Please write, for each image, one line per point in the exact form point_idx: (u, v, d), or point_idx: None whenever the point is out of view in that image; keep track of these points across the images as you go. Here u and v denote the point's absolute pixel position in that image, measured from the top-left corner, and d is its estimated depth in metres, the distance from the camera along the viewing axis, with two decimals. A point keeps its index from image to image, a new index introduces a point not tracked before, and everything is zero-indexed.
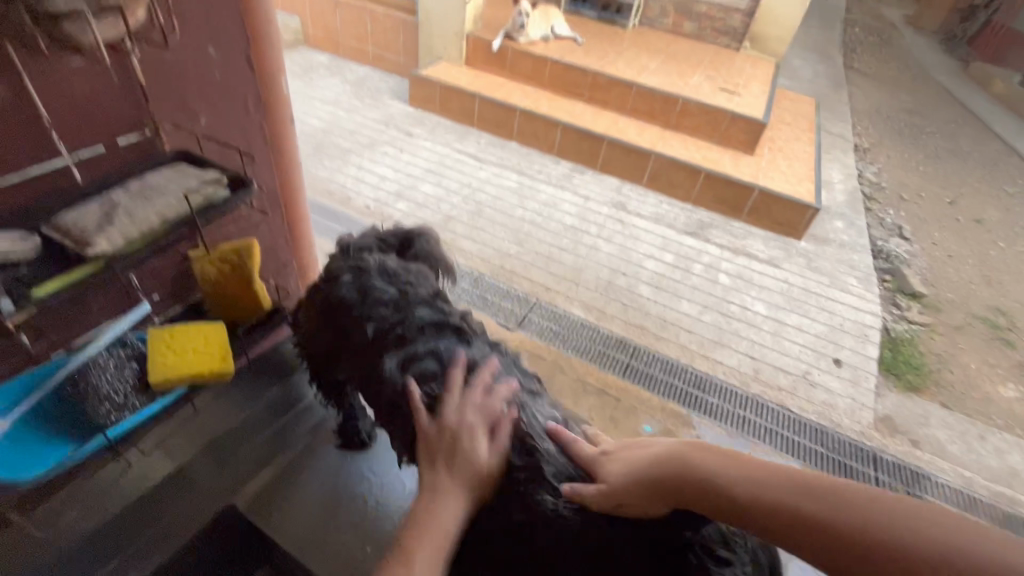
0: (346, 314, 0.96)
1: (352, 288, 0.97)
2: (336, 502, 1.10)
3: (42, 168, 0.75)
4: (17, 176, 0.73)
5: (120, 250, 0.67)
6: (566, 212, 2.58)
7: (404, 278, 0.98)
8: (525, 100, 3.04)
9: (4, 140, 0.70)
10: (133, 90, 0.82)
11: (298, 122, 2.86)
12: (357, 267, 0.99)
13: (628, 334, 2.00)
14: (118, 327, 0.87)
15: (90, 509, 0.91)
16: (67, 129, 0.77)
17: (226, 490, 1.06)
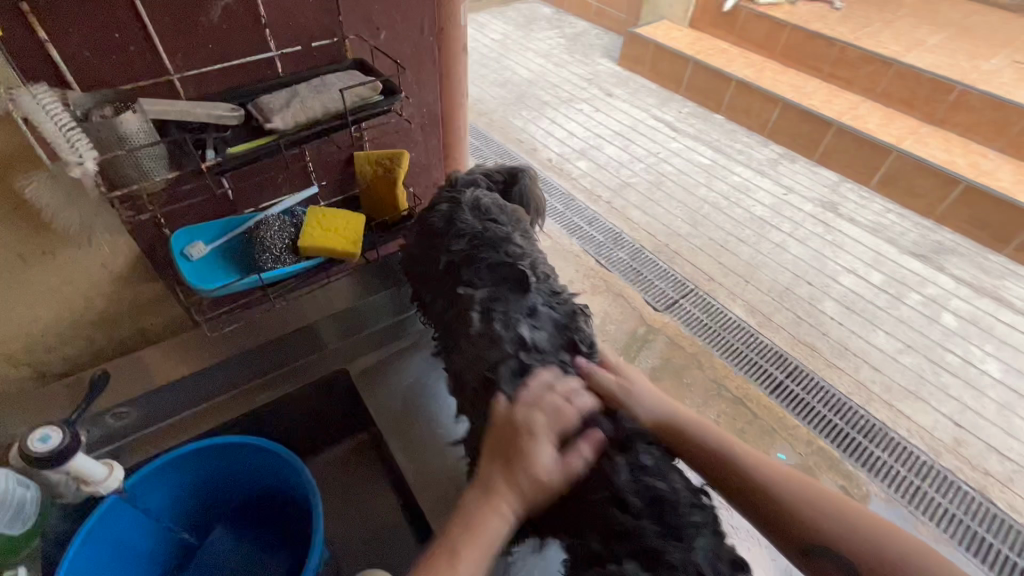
0: (430, 247, 0.77)
1: (438, 223, 0.77)
2: (419, 414, 0.89)
3: (247, 59, 0.66)
4: (220, 66, 0.64)
5: (287, 130, 0.55)
6: (758, 201, 2.23)
7: (496, 219, 0.76)
8: (747, 71, 2.68)
9: (213, 26, 0.61)
10: None
11: (508, 69, 2.88)
12: (451, 203, 0.78)
13: (794, 352, 1.67)
14: (290, 201, 0.72)
15: (244, 332, 0.81)
16: (277, 25, 0.65)
17: (342, 363, 0.91)
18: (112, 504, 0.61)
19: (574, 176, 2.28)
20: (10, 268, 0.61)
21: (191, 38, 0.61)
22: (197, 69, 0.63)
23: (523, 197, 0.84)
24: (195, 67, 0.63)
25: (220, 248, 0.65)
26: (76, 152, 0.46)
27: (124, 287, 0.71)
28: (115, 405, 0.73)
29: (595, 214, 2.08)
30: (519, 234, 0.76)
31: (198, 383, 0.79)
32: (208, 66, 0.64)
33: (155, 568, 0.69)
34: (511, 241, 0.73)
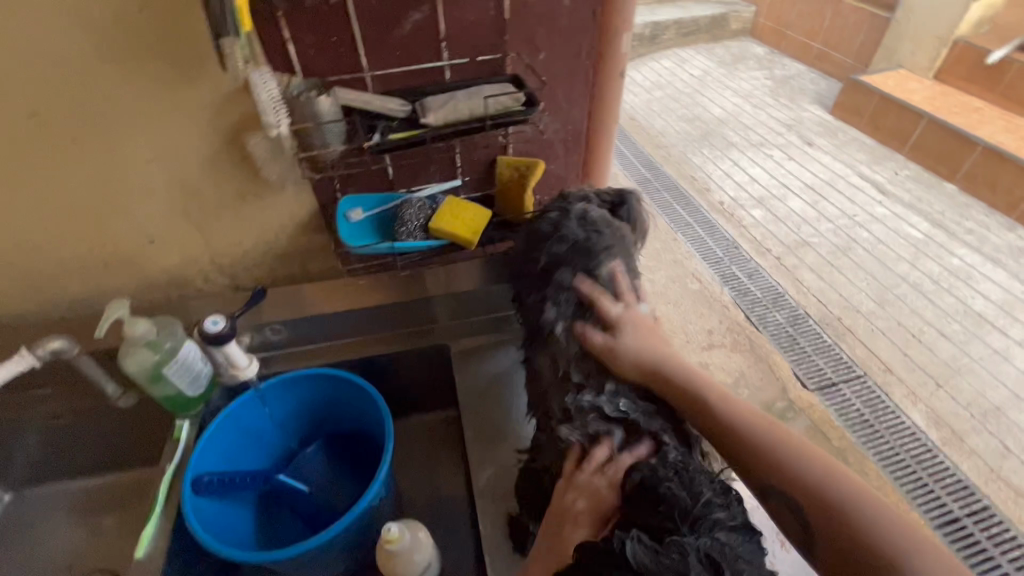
0: (533, 251, 0.78)
1: (549, 227, 0.76)
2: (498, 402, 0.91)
3: (417, 65, 0.69)
4: (390, 68, 0.68)
5: (435, 126, 0.64)
6: (983, 294, 1.77)
7: (600, 233, 0.75)
8: (1005, 138, 2.15)
9: (393, 34, 0.65)
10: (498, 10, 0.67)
11: (698, 104, 2.70)
12: (563, 208, 0.78)
13: (988, 490, 1.29)
14: (434, 187, 0.81)
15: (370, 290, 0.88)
16: (448, 38, 0.68)
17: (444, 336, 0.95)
18: (249, 396, 0.77)
19: (745, 223, 2.04)
20: (228, 194, 0.75)
21: (368, 42, 0.65)
22: (384, 70, 0.68)
23: (631, 215, 0.80)
24: (363, 67, 0.67)
25: (376, 215, 0.77)
26: (275, 117, 0.61)
27: (301, 235, 0.82)
28: (269, 321, 0.85)
29: (758, 267, 1.84)
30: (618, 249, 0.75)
31: (326, 325, 0.89)
32: (391, 68, 0.68)
33: (271, 458, 0.85)
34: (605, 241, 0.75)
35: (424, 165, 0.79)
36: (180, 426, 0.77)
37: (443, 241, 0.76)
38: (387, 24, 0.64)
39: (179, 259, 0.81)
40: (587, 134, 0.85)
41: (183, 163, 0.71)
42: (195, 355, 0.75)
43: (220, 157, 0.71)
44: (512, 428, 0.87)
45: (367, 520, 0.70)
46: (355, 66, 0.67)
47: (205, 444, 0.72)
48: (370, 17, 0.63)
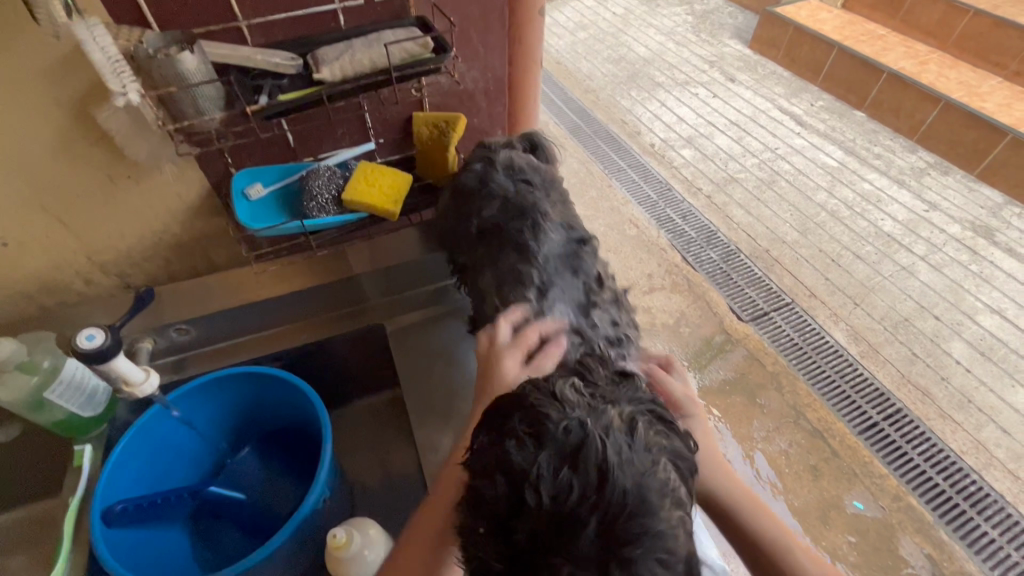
0: (464, 213, 0.74)
1: (475, 175, 0.73)
2: (447, 376, 0.86)
3: (304, 11, 0.59)
4: (270, 15, 0.58)
5: (335, 83, 0.55)
6: (891, 216, 1.88)
7: (529, 176, 0.74)
8: (906, 63, 2.25)
9: None
10: None
11: (623, 45, 2.64)
12: (487, 155, 0.75)
13: (900, 394, 1.41)
14: (345, 154, 0.72)
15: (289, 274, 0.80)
16: None
17: (380, 314, 0.89)
18: (157, 411, 0.69)
19: (676, 164, 2.05)
20: (92, 180, 0.63)
21: None
22: (264, 17, 0.57)
23: (549, 156, 0.80)
24: (235, 15, 0.56)
25: (278, 191, 0.68)
26: (120, 83, 0.49)
27: (195, 219, 0.72)
28: (173, 322, 0.76)
29: (691, 208, 1.87)
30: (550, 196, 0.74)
31: (244, 317, 0.81)
32: (271, 14, 0.58)
33: (197, 471, 0.78)
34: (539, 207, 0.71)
35: (330, 129, 0.70)
36: (79, 452, 0.70)
37: (360, 215, 0.68)
38: None
39: (48, 262, 0.68)
40: (509, 79, 0.78)
41: (25, 148, 0.58)
42: (81, 374, 0.66)
43: (72, 136, 0.59)
44: (459, 402, 0.83)
45: (314, 520, 0.65)
46: (226, 15, 0.56)
47: (111, 471, 0.64)
48: None
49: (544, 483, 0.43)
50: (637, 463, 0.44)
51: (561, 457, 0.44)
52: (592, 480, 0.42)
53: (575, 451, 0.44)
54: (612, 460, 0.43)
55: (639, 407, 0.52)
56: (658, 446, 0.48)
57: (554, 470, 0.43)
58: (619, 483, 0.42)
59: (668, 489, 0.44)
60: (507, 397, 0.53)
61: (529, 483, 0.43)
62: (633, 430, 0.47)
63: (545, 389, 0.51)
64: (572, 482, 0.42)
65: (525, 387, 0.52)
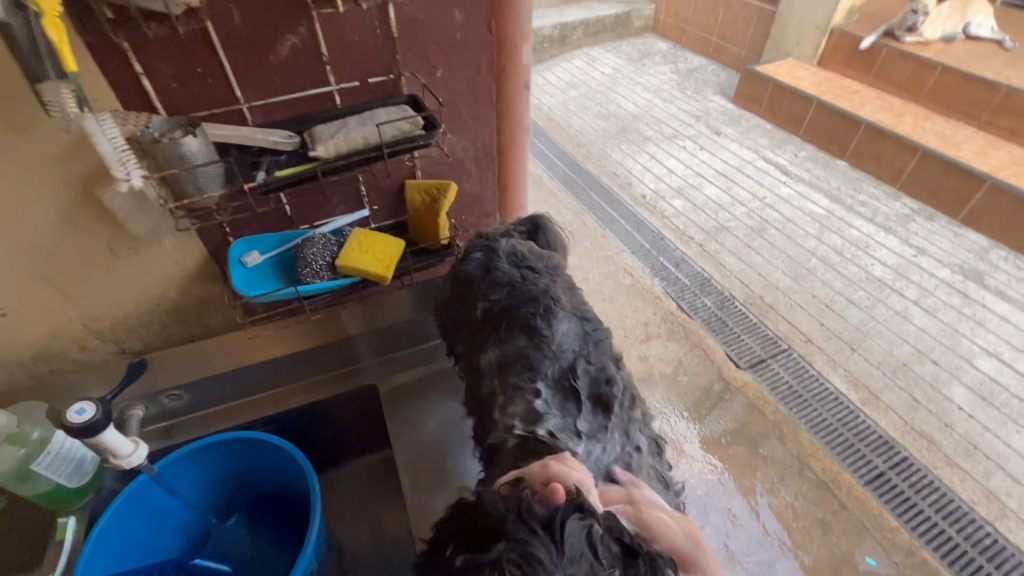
0: (467, 292, 0.78)
1: (478, 268, 0.77)
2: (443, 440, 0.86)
3: (302, 92, 0.63)
4: (270, 98, 0.62)
5: (330, 159, 0.58)
6: (880, 260, 1.92)
7: (532, 266, 0.77)
8: (883, 115, 2.34)
9: (269, 61, 0.59)
10: (386, 29, 0.63)
11: (613, 102, 2.77)
12: (489, 246, 0.79)
13: (904, 441, 1.39)
14: (340, 221, 0.75)
15: (286, 336, 0.82)
16: (334, 60, 0.62)
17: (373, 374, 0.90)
18: (143, 480, 0.68)
19: (667, 214, 2.10)
20: (94, 251, 0.65)
21: (238, 72, 0.59)
22: (264, 99, 0.62)
23: (550, 240, 0.84)
24: (237, 99, 0.60)
25: (274, 259, 0.70)
26: (124, 169, 0.52)
27: (192, 285, 0.73)
28: (166, 386, 0.78)
29: (683, 256, 1.91)
30: (552, 280, 0.77)
31: (238, 379, 0.82)
32: (271, 96, 0.62)
33: (183, 541, 0.76)
34: (542, 288, 0.74)
35: (325, 200, 0.73)
36: (62, 524, 0.68)
37: (352, 281, 0.70)
38: (263, 51, 0.58)
39: (43, 330, 0.69)
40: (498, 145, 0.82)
41: (30, 226, 0.61)
42: (68, 442, 0.67)
43: (76, 210, 0.61)
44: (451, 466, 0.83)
45: None
46: (229, 98, 0.60)
47: (93, 546, 0.62)
48: (238, 45, 0.57)
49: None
50: None
51: None
52: None
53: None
54: None
55: None
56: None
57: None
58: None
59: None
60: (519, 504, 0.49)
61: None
62: None
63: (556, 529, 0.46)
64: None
65: (532, 503, 0.49)
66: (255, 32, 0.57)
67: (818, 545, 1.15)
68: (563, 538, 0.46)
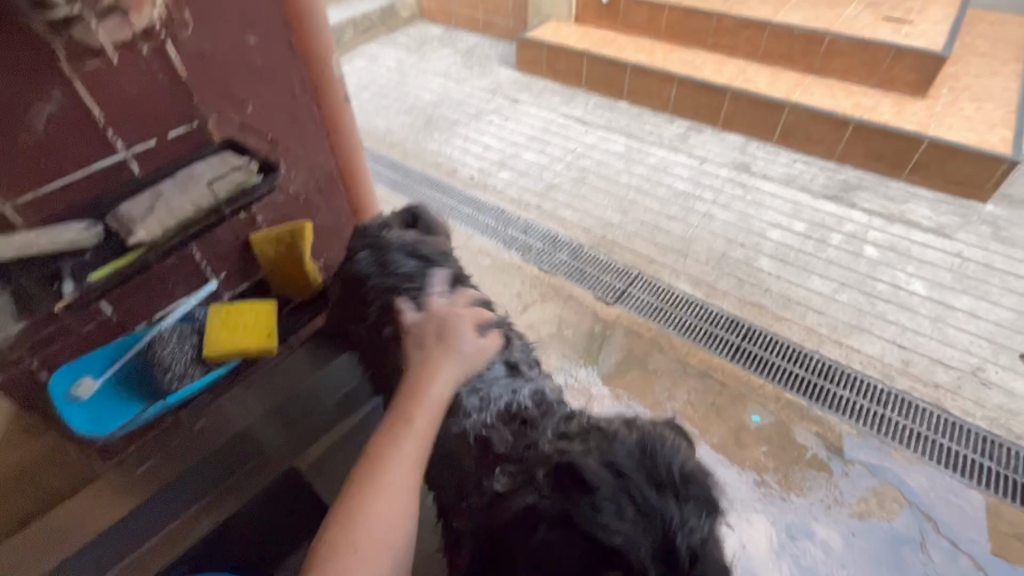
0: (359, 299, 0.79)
1: (370, 267, 0.79)
2: None
3: (95, 165, 0.64)
4: (57, 179, 0.61)
5: (158, 240, 0.57)
6: (678, 176, 2.25)
7: (423, 255, 0.80)
8: (640, 55, 2.69)
9: (46, 144, 0.59)
10: (177, 82, 0.66)
11: (410, 94, 2.74)
12: (376, 243, 0.81)
13: (744, 314, 1.68)
14: (184, 305, 0.76)
15: (167, 461, 0.76)
16: (123, 124, 0.64)
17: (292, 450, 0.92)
18: None
19: (499, 188, 2.18)
20: None
21: (6, 164, 0.57)
22: (45, 187, 0.61)
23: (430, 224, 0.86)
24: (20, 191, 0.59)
25: (111, 378, 0.70)
26: None
27: None
28: None
29: (527, 221, 2.01)
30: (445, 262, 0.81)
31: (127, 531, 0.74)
32: (50, 180, 0.61)
33: None
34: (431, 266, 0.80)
35: (161, 288, 0.73)
36: None
37: (234, 362, 0.73)
38: (30, 133, 0.58)
39: None
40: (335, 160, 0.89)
41: None
42: None
43: None
44: None
45: None
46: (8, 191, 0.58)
47: None
48: (3, 136, 0.56)
49: (576, 501, 0.53)
50: (602, 442, 0.58)
51: (581, 496, 0.53)
52: (608, 476, 0.53)
53: (557, 471, 0.55)
54: (595, 456, 0.56)
55: (552, 430, 0.64)
56: (576, 430, 0.64)
57: (568, 489, 0.54)
58: (614, 454, 0.55)
59: (599, 431, 0.61)
60: (509, 520, 0.56)
61: (579, 520, 0.52)
62: (571, 441, 0.61)
63: (514, 498, 0.57)
64: (591, 484, 0.53)
65: (509, 509, 0.57)
66: (18, 113, 0.56)
67: (716, 424, 1.37)
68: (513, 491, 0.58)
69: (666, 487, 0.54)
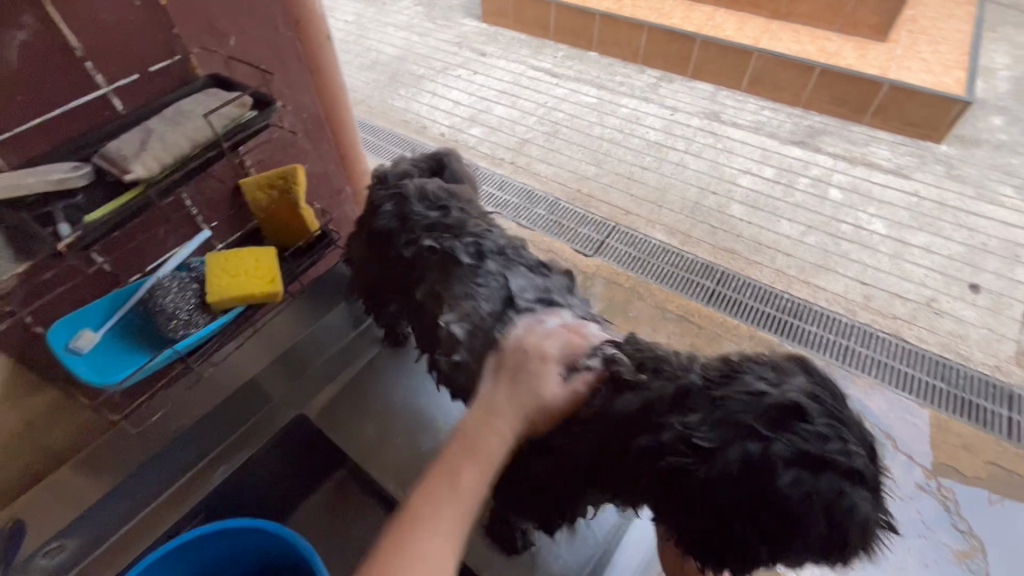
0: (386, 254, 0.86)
1: (392, 220, 0.85)
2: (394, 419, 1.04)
3: (81, 101, 0.69)
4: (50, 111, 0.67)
5: (156, 176, 0.64)
6: (650, 127, 2.25)
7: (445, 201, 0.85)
8: (608, 2, 2.62)
9: (33, 74, 0.64)
10: (154, 13, 0.72)
11: (371, 49, 2.61)
12: (397, 195, 0.86)
13: (717, 259, 1.73)
14: (178, 258, 0.82)
15: (177, 411, 0.89)
16: (103, 59, 0.70)
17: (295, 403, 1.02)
18: None
19: (471, 144, 2.14)
20: None
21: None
22: (39, 120, 0.66)
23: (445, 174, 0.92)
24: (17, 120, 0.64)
25: (111, 329, 0.75)
26: None
27: None
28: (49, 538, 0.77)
29: (502, 177, 1.99)
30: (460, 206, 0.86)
31: (148, 473, 0.86)
32: (43, 114, 0.66)
33: None
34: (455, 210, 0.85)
35: (152, 238, 0.81)
36: None
37: (238, 308, 0.77)
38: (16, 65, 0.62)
39: None
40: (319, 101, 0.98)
41: None
42: None
43: None
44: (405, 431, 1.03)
45: None
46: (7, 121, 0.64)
47: None
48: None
49: (801, 437, 0.53)
50: (776, 378, 0.59)
51: (802, 430, 0.54)
52: (814, 406, 0.55)
53: (769, 416, 0.55)
54: (787, 392, 0.57)
55: (707, 378, 0.62)
56: (719, 366, 0.63)
57: (783, 422, 0.54)
58: (801, 385, 0.58)
59: (759, 366, 0.61)
60: (731, 477, 0.54)
61: (817, 453, 0.52)
62: (737, 383, 0.59)
63: (733, 455, 0.54)
64: (801, 413, 0.55)
65: (730, 468, 0.54)
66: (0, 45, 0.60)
67: None
68: (725, 450, 0.55)
69: (837, 397, 0.59)
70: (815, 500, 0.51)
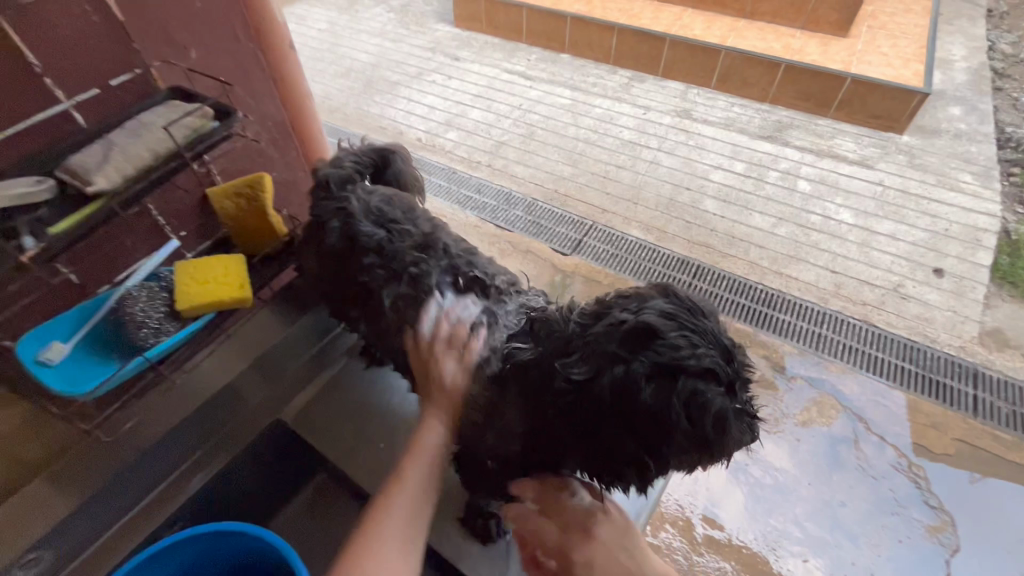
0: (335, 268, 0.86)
1: (339, 234, 0.85)
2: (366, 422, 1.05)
3: (41, 115, 0.70)
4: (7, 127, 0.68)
5: (118, 187, 0.65)
6: (624, 126, 2.29)
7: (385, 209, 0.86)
8: (579, 5, 2.66)
9: None
10: (113, 27, 0.73)
11: (345, 57, 2.62)
12: (341, 209, 0.86)
13: (693, 254, 1.77)
14: (147, 267, 0.83)
15: (151, 419, 0.86)
16: (63, 74, 0.71)
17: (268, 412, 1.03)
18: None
19: (448, 148, 2.16)
20: None
21: None
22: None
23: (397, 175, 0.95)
24: None
25: (81, 341, 0.76)
26: None
27: None
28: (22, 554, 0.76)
29: (480, 180, 2.01)
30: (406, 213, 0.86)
31: (123, 487, 0.86)
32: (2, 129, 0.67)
33: None
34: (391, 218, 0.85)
35: (120, 250, 0.83)
36: None
37: (210, 314, 0.80)
38: None
39: None
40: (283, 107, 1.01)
41: None
42: None
43: None
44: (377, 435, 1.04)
45: None
46: None
47: None
48: None
49: (658, 351, 0.58)
50: (635, 301, 0.63)
51: (659, 347, 0.58)
52: (672, 322, 0.59)
53: (625, 339, 0.60)
54: (644, 313, 0.60)
55: (575, 319, 0.67)
56: (591, 306, 0.67)
57: (639, 343, 0.59)
58: (659, 303, 0.61)
59: (624, 295, 0.65)
60: (607, 401, 0.59)
61: (669, 361, 0.57)
62: (602, 316, 0.64)
63: (605, 381, 0.59)
64: (656, 332, 0.59)
65: (606, 396, 0.59)
66: None
67: None
68: (596, 380, 0.60)
69: (698, 309, 0.62)
70: (674, 404, 0.56)
